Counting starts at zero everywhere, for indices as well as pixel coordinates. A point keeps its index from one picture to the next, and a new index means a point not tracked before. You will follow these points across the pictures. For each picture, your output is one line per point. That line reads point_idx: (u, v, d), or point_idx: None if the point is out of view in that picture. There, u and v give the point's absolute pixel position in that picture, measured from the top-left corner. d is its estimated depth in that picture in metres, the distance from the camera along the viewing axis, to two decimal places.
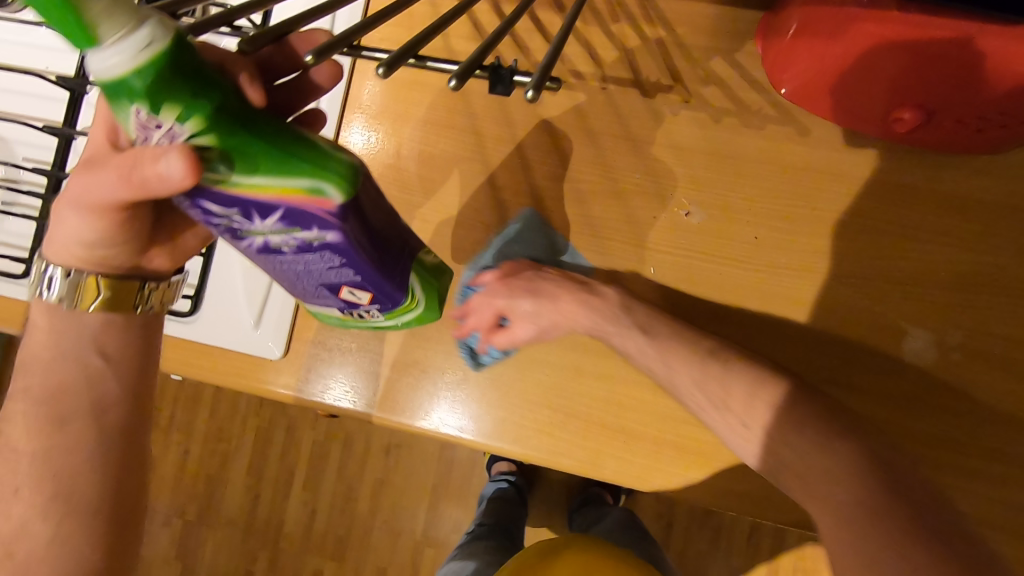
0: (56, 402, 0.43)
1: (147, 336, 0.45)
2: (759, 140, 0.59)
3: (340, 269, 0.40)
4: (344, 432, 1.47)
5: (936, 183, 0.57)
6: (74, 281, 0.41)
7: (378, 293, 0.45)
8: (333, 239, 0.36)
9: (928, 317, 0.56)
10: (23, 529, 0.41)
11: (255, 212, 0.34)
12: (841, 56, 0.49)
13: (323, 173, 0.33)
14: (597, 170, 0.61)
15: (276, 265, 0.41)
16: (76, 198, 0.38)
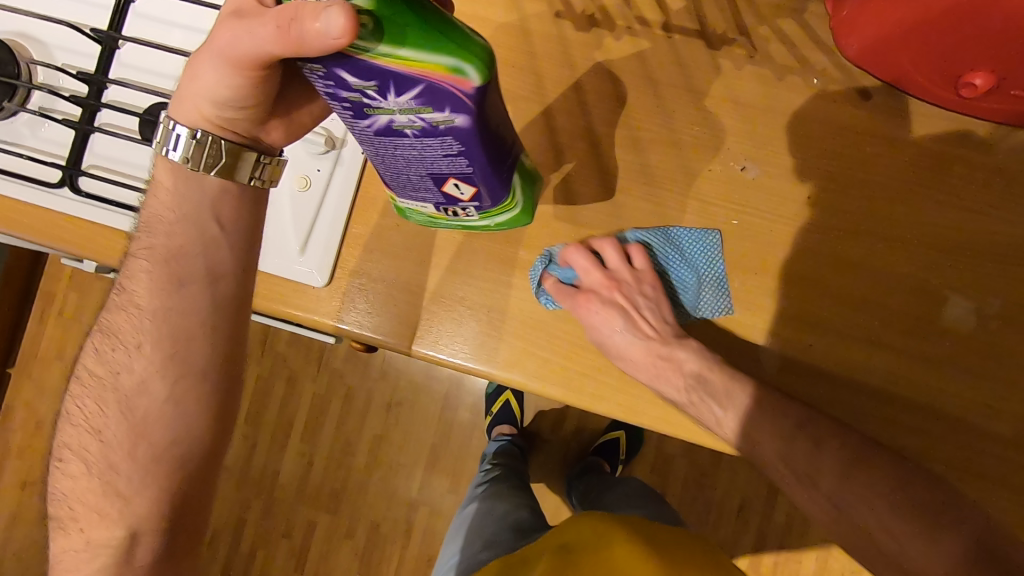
0: (174, 267, 0.48)
1: (256, 211, 0.51)
2: (818, 101, 0.60)
3: (454, 158, 0.44)
4: (350, 386, 1.46)
5: (989, 156, 0.58)
6: (200, 139, 0.46)
7: (478, 186, 0.48)
8: (458, 121, 0.40)
9: (972, 286, 0.57)
10: (144, 381, 0.47)
11: (393, 87, 0.38)
12: (918, 19, 0.49)
13: (464, 54, 0.36)
14: (655, 120, 0.61)
15: (391, 149, 0.44)
16: (223, 48, 0.42)
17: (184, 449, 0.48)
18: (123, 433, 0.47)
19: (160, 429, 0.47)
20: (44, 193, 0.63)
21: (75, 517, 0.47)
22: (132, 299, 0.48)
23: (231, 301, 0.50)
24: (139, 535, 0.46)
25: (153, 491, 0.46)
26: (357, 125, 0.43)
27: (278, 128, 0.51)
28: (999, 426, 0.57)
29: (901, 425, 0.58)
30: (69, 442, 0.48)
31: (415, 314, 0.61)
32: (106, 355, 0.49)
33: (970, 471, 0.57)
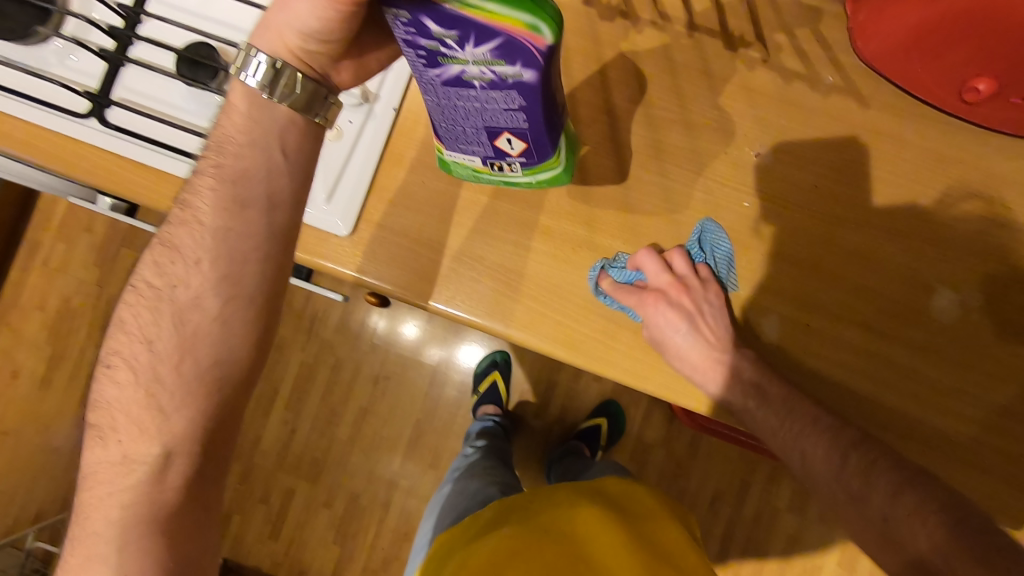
0: (239, 189, 0.49)
1: (317, 147, 0.52)
2: (831, 96, 0.63)
3: (514, 113, 0.46)
4: (337, 355, 1.47)
5: (983, 160, 0.62)
6: (280, 69, 0.48)
7: (528, 142, 0.51)
8: (527, 76, 0.42)
9: (959, 278, 0.61)
10: (198, 297, 0.48)
11: (472, 38, 0.39)
12: (933, 20, 0.53)
13: (543, 11, 0.38)
14: (676, 101, 0.64)
15: (454, 99, 0.46)
16: None
17: (228, 370, 0.49)
18: (172, 347, 0.48)
19: (208, 348, 0.49)
20: (69, 123, 0.63)
21: (115, 426, 0.49)
22: (196, 214, 0.49)
23: (288, 231, 0.51)
24: (172, 455, 0.48)
25: (191, 410, 0.48)
26: (426, 73, 0.44)
27: (349, 70, 0.53)
28: (976, 410, 0.61)
29: (885, 405, 0.62)
30: (119, 349, 0.49)
31: (432, 268, 0.63)
32: (164, 266, 0.49)
33: (944, 451, 0.61)
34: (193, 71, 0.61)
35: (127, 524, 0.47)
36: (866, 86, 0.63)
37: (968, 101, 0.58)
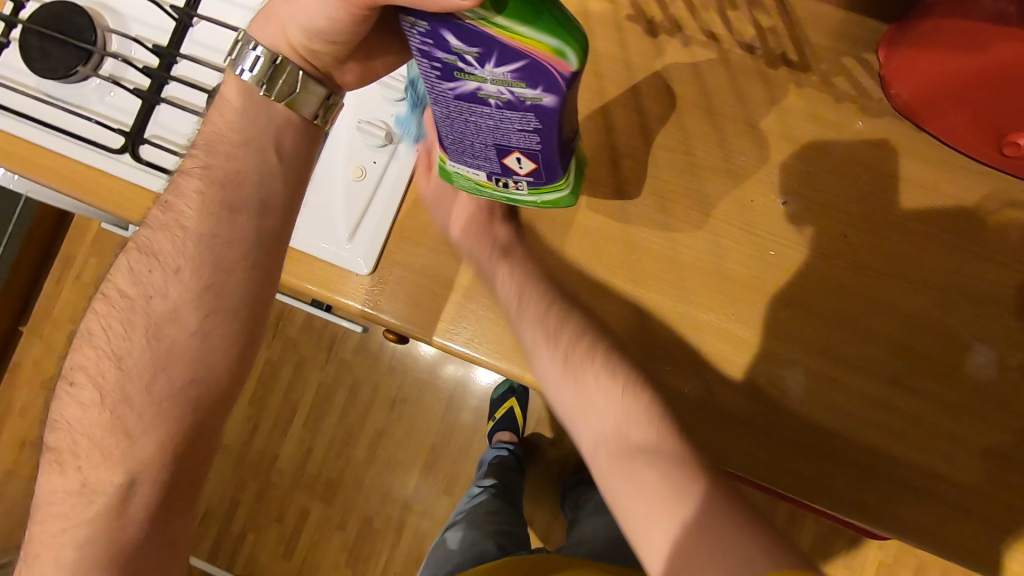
0: (229, 194, 0.50)
1: (313, 147, 0.54)
2: (861, 143, 0.62)
3: (526, 134, 0.45)
4: (355, 376, 1.47)
5: (1023, 213, 0.60)
6: (279, 66, 0.49)
7: (538, 164, 0.49)
8: (546, 100, 0.42)
9: (996, 335, 0.59)
10: (176, 309, 0.50)
11: (495, 57, 0.39)
12: (972, 72, 0.52)
13: (569, 37, 0.38)
14: (703, 146, 0.63)
15: (466, 115, 0.45)
16: None
17: (200, 389, 0.50)
18: (145, 361, 0.49)
19: (182, 363, 0.50)
20: (104, 157, 0.65)
21: (77, 451, 0.50)
22: (178, 220, 0.50)
23: (272, 240, 0.52)
24: (137, 482, 0.49)
25: (162, 430, 0.49)
26: (439, 86, 0.44)
27: (353, 72, 0.53)
28: (1011, 475, 0.58)
29: (915, 465, 0.59)
30: (85, 366, 0.50)
31: (449, 309, 0.63)
32: (141, 276, 0.50)
33: (978, 515, 0.58)
34: None
35: (84, 557, 0.48)
36: (900, 134, 0.61)
37: (1007, 155, 0.56)
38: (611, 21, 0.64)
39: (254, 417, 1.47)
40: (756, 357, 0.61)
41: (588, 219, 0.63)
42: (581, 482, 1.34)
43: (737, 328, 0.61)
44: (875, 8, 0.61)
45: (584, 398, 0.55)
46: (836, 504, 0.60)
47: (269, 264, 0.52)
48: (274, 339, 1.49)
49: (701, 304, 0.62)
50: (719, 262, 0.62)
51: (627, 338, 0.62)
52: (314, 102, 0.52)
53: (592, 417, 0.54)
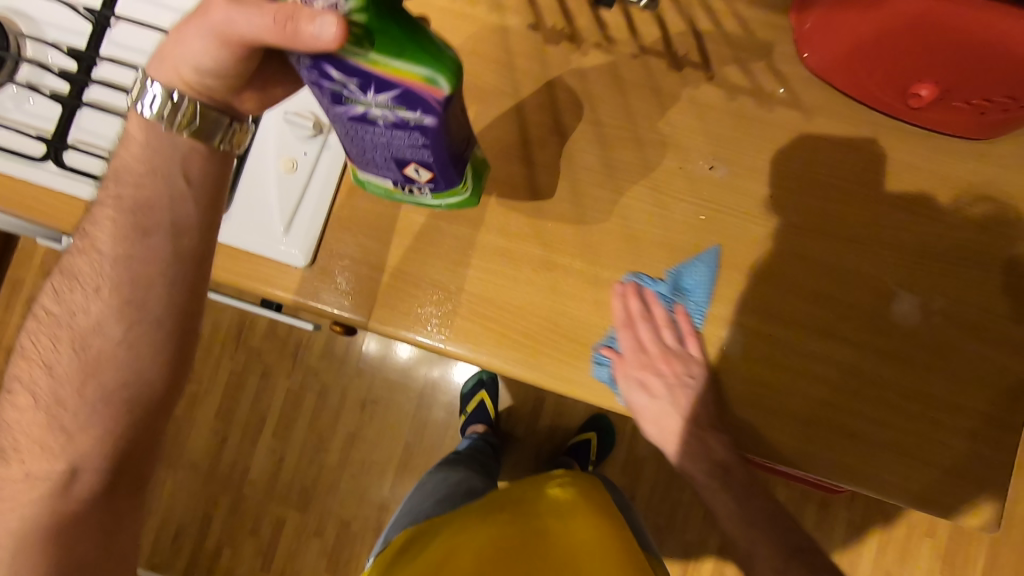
0: (139, 216, 0.50)
1: (224, 172, 0.52)
2: (780, 105, 0.64)
3: (418, 151, 0.47)
4: (322, 381, 1.46)
5: (936, 163, 0.62)
6: (178, 102, 0.48)
7: (436, 173, 0.51)
8: (428, 122, 0.43)
9: (918, 282, 0.62)
10: (99, 324, 0.50)
11: (374, 86, 0.41)
12: (871, 28, 0.54)
13: (439, 68, 0.40)
14: (630, 117, 0.64)
15: (359, 134, 0.47)
16: (214, 22, 0.43)
17: (132, 394, 0.50)
18: (73, 371, 0.50)
19: (109, 372, 0.50)
20: (26, 165, 0.63)
21: (18, 448, 0.50)
22: (93, 243, 0.50)
23: (194, 257, 0.51)
24: (80, 469, 0.50)
25: (101, 428, 0.50)
26: (332, 110, 0.46)
27: (253, 100, 0.52)
28: (941, 415, 0.61)
29: (853, 414, 0.61)
30: (19, 375, 0.51)
31: (388, 295, 0.63)
32: (63, 294, 0.51)
33: (914, 456, 0.60)
34: None
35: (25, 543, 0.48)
36: (816, 95, 0.63)
37: (917, 108, 0.58)
38: (531, 3, 0.65)
39: (223, 430, 1.44)
40: (694, 321, 0.62)
41: (524, 196, 0.64)
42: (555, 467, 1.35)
43: (675, 293, 0.63)
44: None
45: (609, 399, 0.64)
46: (780, 458, 0.61)
47: (195, 278, 0.52)
48: (238, 350, 1.46)
49: (637, 273, 0.63)
50: (652, 229, 0.63)
51: (568, 309, 0.63)
52: (218, 129, 0.50)
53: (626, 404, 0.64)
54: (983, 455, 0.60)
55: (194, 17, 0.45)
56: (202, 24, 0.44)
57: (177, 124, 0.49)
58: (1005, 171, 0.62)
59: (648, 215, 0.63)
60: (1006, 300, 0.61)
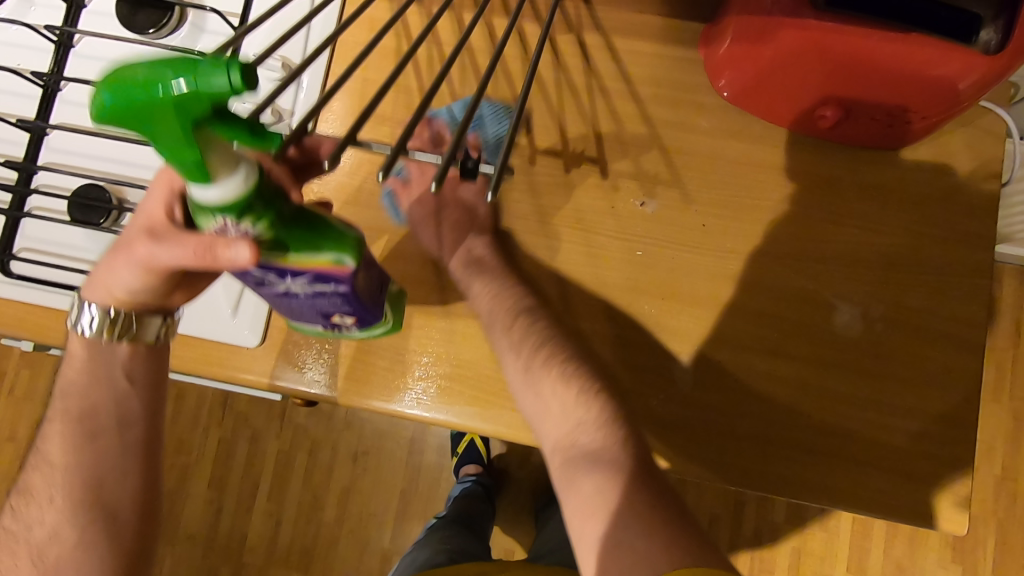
0: (87, 424, 0.53)
1: (162, 365, 0.56)
2: (701, 135, 0.65)
3: (340, 307, 0.51)
4: (312, 439, 1.46)
5: (856, 173, 0.64)
6: (116, 316, 0.52)
7: (359, 315, 0.54)
8: (344, 288, 0.48)
9: (857, 292, 0.63)
10: (54, 532, 0.51)
11: (291, 272, 0.45)
12: (770, 61, 0.56)
13: (343, 249, 0.45)
14: (557, 163, 0.66)
15: (285, 302, 0.51)
16: (139, 256, 0.48)
17: None
18: None
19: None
20: None
21: None
22: (46, 458, 0.53)
23: (143, 447, 0.55)
24: None
25: None
26: (257, 288, 0.49)
27: (182, 298, 0.55)
28: (897, 420, 0.61)
29: (810, 429, 0.61)
30: None
31: (342, 363, 0.64)
32: (21, 509, 0.53)
33: (875, 465, 0.61)
34: (87, 212, 0.63)
35: None
36: (735, 123, 0.65)
37: (830, 129, 0.60)
38: (452, 66, 0.67)
39: (217, 500, 1.43)
40: (643, 353, 0.63)
41: None
42: (552, 500, 1.34)
43: (622, 330, 0.64)
44: (687, 12, 0.66)
45: (536, 386, 0.54)
46: (745, 482, 0.61)
47: (147, 472, 0.55)
48: (225, 417, 1.46)
49: (582, 315, 0.64)
50: (592, 270, 0.65)
51: None
52: (155, 329, 0.54)
53: (550, 413, 0.54)
54: (944, 456, 0.60)
55: (120, 247, 0.50)
56: (128, 258, 0.49)
57: (117, 334, 0.53)
58: (924, 172, 0.64)
59: (587, 257, 0.65)
60: (946, 299, 0.62)
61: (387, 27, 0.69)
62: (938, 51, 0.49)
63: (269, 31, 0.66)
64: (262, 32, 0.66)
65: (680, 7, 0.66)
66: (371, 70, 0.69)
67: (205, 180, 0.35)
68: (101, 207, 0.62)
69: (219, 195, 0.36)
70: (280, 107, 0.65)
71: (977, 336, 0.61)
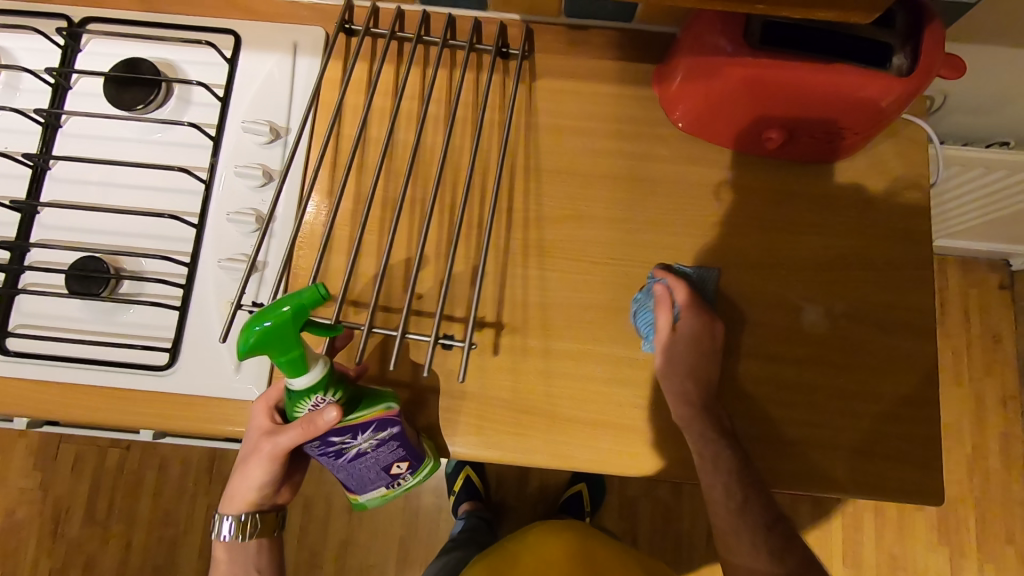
0: None
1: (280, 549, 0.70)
2: (664, 163, 0.71)
3: (398, 457, 0.61)
4: (305, 494, 1.43)
5: (805, 186, 0.71)
6: (244, 515, 0.66)
7: (412, 461, 0.62)
8: (397, 430, 0.59)
9: (818, 293, 0.68)
10: None
11: (358, 428, 0.57)
12: (717, 94, 0.63)
13: (387, 396, 0.59)
14: (535, 199, 0.71)
15: (356, 468, 0.61)
16: (262, 463, 0.61)
17: None
18: None
19: None
20: None
21: None
22: None
23: None
24: None
25: None
26: (332, 461, 0.60)
27: (287, 487, 0.69)
28: (869, 407, 0.66)
29: (794, 424, 0.66)
30: None
31: None
32: None
33: (856, 451, 0.65)
34: (86, 284, 0.64)
35: None
36: (691, 150, 0.72)
37: (775, 148, 0.67)
38: (428, 117, 0.72)
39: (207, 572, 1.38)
40: (633, 368, 0.67)
41: (457, 290, 0.69)
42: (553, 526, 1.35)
43: (611, 349, 0.68)
44: (639, 53, 0.73)
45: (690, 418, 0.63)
46: None
47: None
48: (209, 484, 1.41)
49: (573, 337, 0.68)
50: (577, 295, 0.69)
51: (518, 384, 0.67)
52: (269, 515, 0.68)
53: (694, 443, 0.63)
54: (914, 433, 0.66)
55: (242, 464, 0.63)
56: (252, 469, 0.62)
57: (245, 525, 0.66)
58: (864, 180, 0.71)
59: (571, 284, 0.69)
60: (897, 292, 0.69)
61: (364, 85, 0.73)
62: (859, 79, 0.56)
63: (254, 97, 0.70)
64: (247, 99, 0.70)
65: (632, 49, 0.73)
66: (351, 122, 0.73)
67: (299, 368, 0.53)
68: (98, 277, 0.63)
69: (310, 377, 0.54)
70: (269, 166, 0.69)
71: (927, 323, 0.68)
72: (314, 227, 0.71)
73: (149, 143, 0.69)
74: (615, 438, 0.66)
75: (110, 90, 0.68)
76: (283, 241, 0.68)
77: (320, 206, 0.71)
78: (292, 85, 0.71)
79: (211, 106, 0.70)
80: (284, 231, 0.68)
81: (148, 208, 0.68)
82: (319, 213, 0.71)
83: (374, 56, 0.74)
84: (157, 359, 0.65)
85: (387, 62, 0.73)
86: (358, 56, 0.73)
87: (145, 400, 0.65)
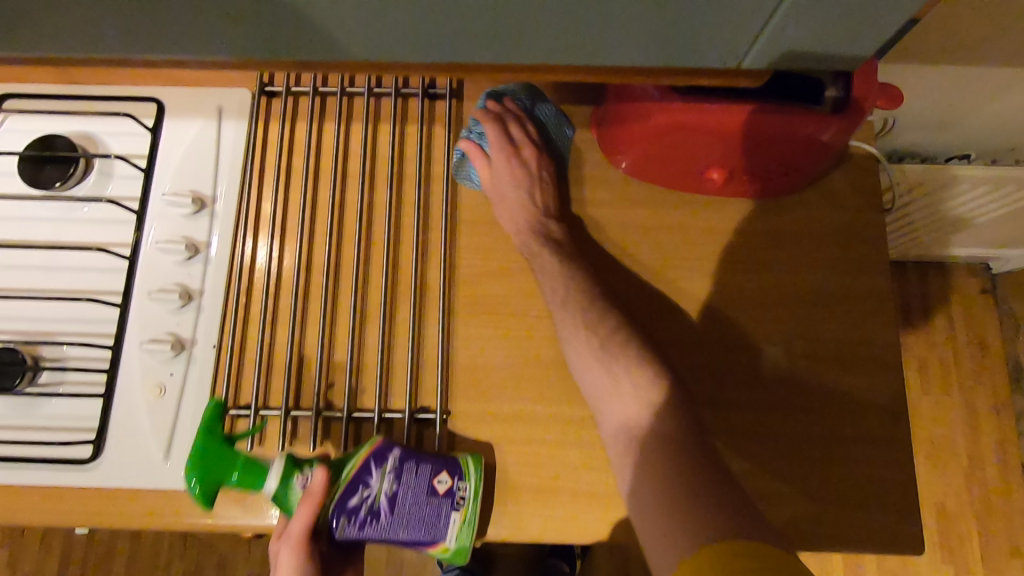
0: None
1: None
2: (608, 206, 0.69)
3: (426, 474, 0.58)
4: None
5: (756, 221, 0.68)
6: None
7: (449, 467, 0.59)
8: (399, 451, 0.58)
9: (776, 332, 0.65)
10: None
11: (364, 476, 0.57)
12: (650, 138, 0.61)
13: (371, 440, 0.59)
14: (476, 252, 0.68)
15: (398, 519, 0.57)
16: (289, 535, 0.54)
17: None
18: None
19: None
20: None
21: None
22: None
23: None
24: None
25: None
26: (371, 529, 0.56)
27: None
28: (839, 450, 0.63)
29: (763, 476, 0.62)
30: None
31: None
32: None
33: (828, 498, 0.62)
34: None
35: None
36: (635, 190, 0.69)
37: (721, 186, 0.65)
38: (360, 172, 0.69)
39: None
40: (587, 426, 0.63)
41: (398, 353, 0.65)
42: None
43: (563, 407, 0.64)
44: (574, 95, 0.71)
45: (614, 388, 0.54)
46: None
47: None
48: (183, 555, 1.35)
49: (524, 397, 0.64)
50: (525, 351, 0.65)
51: (467, 451, 0.63)
52: None
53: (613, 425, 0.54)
54: (889, 476, 0.62)
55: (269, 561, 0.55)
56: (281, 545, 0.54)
57: None
58: (816, 211, 0.68)
59: (518, 339, 0.65)
60: (858, 325, 0.66)
61: (293, 144, 0.70)
62: (789, 117, 0.54)
63: (180, 161, 0.68)
64: (172, 163, 0.68)
65: (567, 92, 0.71)
66: (283, 180, 0.69)
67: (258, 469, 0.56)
68: (14, 369, 0.60)
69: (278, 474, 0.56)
70: (195, 238, 0.66)
71: (892, 356, 0.65)
72: (264, 277, 0.66)
73: (68, 220, 0.66)
74: (575, 505, 0.62)
75: (26, 169, 0.66)
76: (212, 316, 0.64)
77: (281, 252, 0.67)
78: (219, 141, 0.69)
79: (133, 178, 0.68)
80: (213, 305, 0.65)
81: (67, 290, 0.64)
82: (282, 258, 0.67)
83: (302, 114, 0.71)
84: (80, 452, 0.61)
85: (315, 120, 0.71)
86: (284, 114, 0.71)
87: (69, 497, 0.61)
